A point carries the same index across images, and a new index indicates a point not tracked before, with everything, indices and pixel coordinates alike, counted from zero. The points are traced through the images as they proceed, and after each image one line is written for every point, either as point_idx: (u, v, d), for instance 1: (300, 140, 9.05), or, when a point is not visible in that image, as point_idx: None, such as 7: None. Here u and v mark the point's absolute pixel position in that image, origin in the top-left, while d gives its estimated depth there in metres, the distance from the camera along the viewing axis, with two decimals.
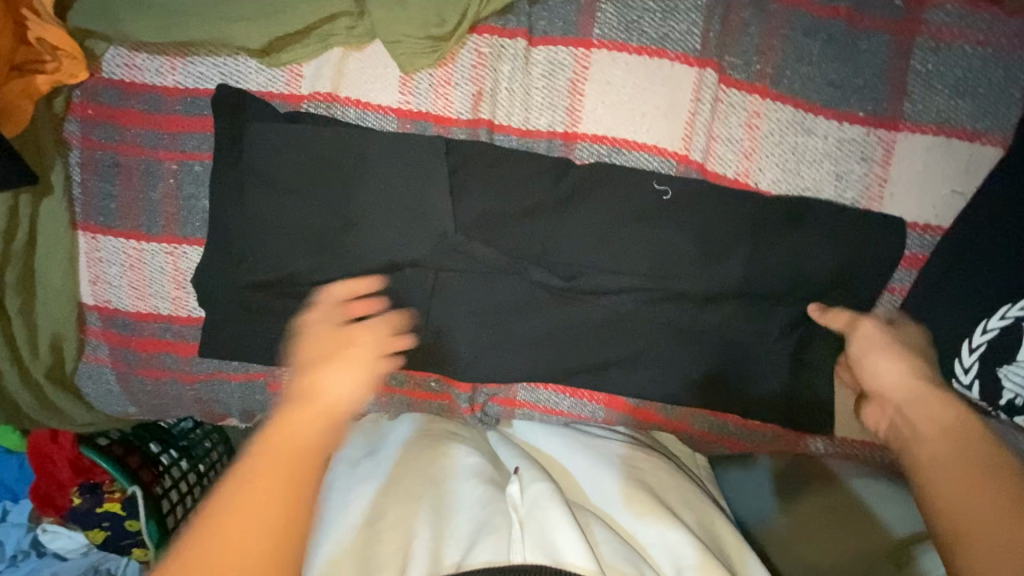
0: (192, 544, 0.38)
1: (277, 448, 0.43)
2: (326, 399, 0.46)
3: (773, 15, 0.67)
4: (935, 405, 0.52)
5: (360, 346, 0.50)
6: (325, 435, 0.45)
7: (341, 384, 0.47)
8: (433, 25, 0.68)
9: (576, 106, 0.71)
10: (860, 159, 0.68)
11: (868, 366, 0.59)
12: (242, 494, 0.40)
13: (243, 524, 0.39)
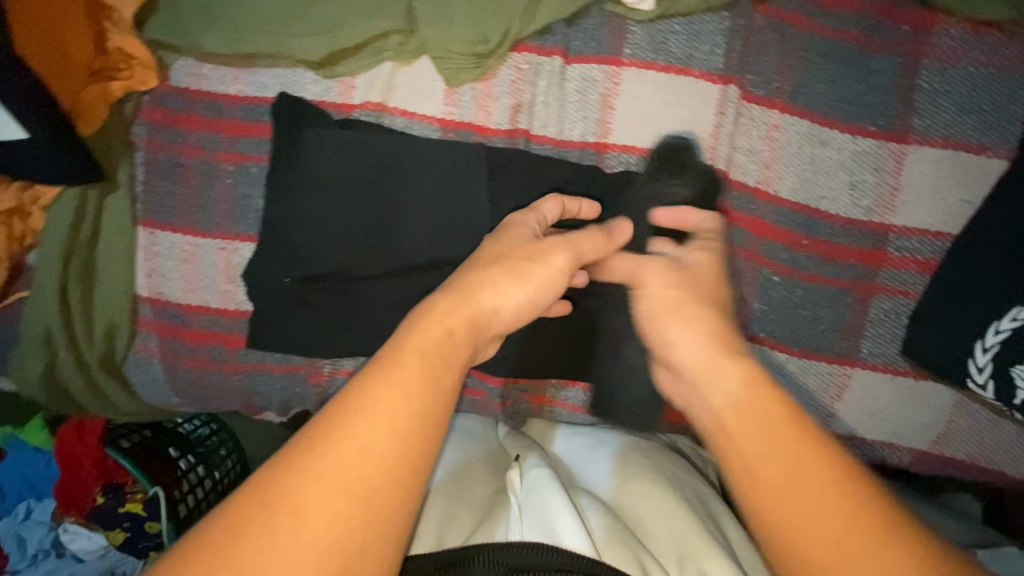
0: (339, 428, 0.43)
1: (425, 336, 0.49)
2: (483, 303, 0.54)
3: (788, 38, 0.73)
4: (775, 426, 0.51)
5: (541, 265, 0.58)
6: (467, 339, 0.52)
7: (508, 294, 0.56)
8: (478, 44, 0.75)
9: (607, 119, 0.76)
10: (873, 170, 0.73)
11: (666, 336, 0.60)
12: (402, 372, 0.46)
13: (398, 408, 0.44)
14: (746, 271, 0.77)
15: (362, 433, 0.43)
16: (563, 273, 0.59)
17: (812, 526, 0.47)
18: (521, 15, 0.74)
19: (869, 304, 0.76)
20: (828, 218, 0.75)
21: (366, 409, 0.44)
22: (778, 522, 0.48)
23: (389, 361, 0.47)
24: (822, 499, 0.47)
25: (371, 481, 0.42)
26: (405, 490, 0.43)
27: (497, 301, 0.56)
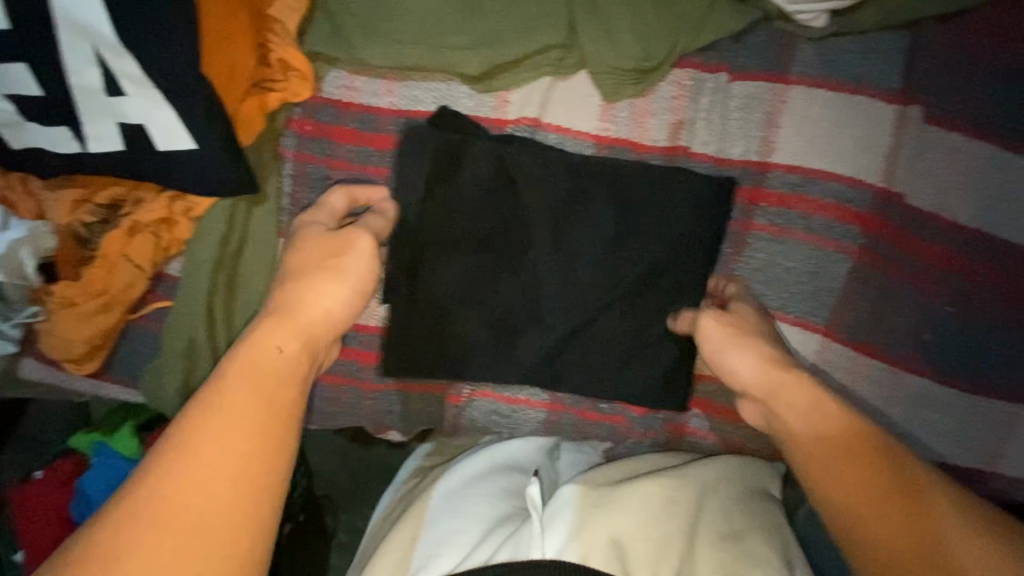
0: (186, 452, 0.46)
1: (254, 356, 0.53)
2: (310, 314, 0.59)
3: (972, 58, 0.70)
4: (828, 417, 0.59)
5: (351, 257, 0.63)
6: (305, 351, 0.56)
7: (333, 300, 0.61)
8: (641, 57, 0.72)
9: (772, 138, 0.73)
10: None
11: (725, 363, 0.67)
12: (232, 398, 0.50)
13: (227, 432, 0.48)
14: (918, 299, 0.73)
15: (209, 464, 0.46)
16: (370, 258, 0.64)
17: (871, 497, 0.53)
18: (688, 30, 0.72)
19: None
20: (1012, 245, 0.71)
21: (205, 436, 0.47)
22: (843, 503, 0.55)
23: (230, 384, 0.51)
24: (889, 486, 0.53)
25: (215, 501, 0.45)
26: (253, 513, 0.46)
27: (308, 302, 0.60)
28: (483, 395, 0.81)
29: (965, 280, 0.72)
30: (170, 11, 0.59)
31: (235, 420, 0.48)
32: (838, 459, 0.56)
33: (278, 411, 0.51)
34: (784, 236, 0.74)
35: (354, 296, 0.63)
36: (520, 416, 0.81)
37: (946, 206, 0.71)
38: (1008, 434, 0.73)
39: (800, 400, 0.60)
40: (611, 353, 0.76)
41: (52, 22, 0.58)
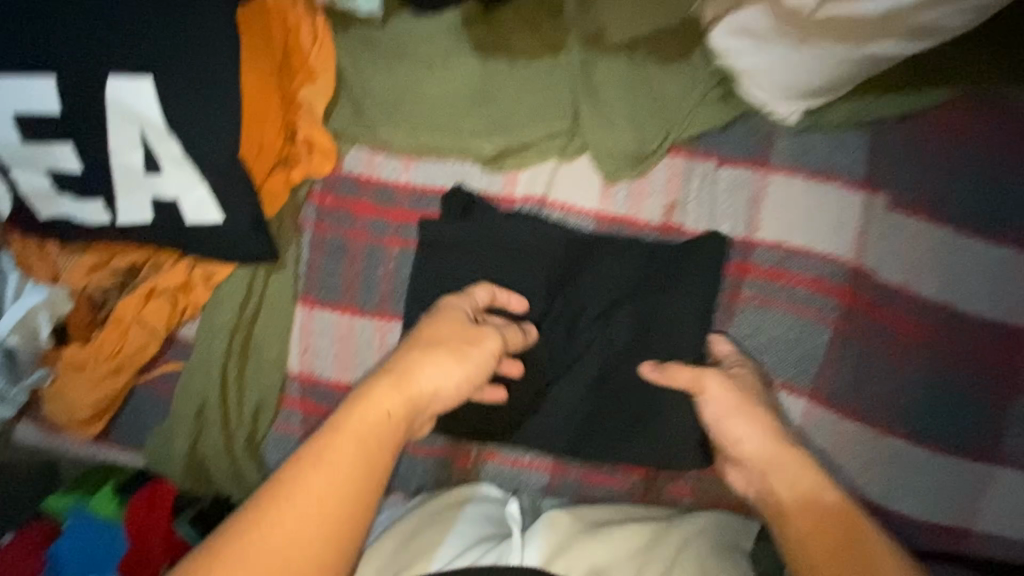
0: (283, 501, 0.49)
1: (361, 416, 0.55)
2: (415, 387, 0.58)
3: (928, 154, 0.79)
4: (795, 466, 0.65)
5: (476, 348, 0.63)
6: (404, 421, 0.56)
7: (442, 375, 0.59)
8: (637, 145, 0.80)
9: (756, 219, 0.81)
10: (1012, 276, 0.77)
11: (735, 434, 0.70)
12: (338, 458, 0.52)
13: (325, 489, 0.50)
14: (891, 366, 0.79)
15: (300, 513, 0.49)
16: (493, 357, 0.64)
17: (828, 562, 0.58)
18: (680, 123, 0.81)
19: (1015, 405, 0.78)
20: (972, 318, 0.78)
21: (301, 487, 0.50)
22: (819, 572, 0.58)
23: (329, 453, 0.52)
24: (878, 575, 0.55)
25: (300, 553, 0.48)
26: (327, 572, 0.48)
27: (423, 374, 0.58)
28: (489, 458, 0.82)
29: (930, 350, 0.79)
30: (208, 103, 0.64)
31: (332, 478, 0.51)
32: (825, 535, 0.59)
33: (372, 478, 0.53)
34: (770, 306, 0.81)
35: (462, 380, 0.61)
36: (523, 479, 0.82)
37: (911, 282, 0.79)
38: (976, 493, 0.78)
39: (806, 480, 0.64)
40: (609, 404, 0.79)
41: (100, 108, 0.63)
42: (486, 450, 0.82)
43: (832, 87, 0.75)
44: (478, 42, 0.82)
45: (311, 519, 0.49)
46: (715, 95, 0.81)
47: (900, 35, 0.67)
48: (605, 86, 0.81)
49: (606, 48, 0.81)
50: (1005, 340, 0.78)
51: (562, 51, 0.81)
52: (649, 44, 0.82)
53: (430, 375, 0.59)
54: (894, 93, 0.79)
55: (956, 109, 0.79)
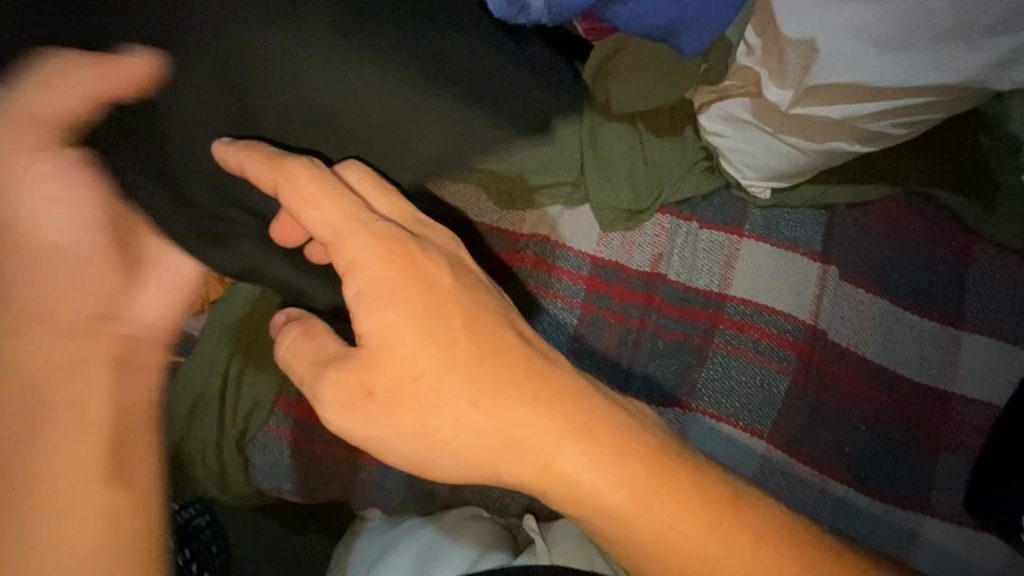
0: (418, 412, 0.57)
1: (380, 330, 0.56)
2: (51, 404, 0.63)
3: (872, 238, 0.94)
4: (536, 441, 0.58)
5: (293, 181, 0.56)
6: (412, 268, 0.57)
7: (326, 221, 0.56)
8: (633, 201, 0.92)
9: (730, 276, 0.93)
10: (937, 347, 0.91)
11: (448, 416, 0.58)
12: (363, 369, 0.56)
13: (402, 391, 0.56)
14: (838, 416, 0.90)
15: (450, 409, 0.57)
16: (321, 169, 0.57)
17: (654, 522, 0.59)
18: (670, 186, 0.93)
19: (939, 459, 0.89)
20: (903, 379, 0.90)
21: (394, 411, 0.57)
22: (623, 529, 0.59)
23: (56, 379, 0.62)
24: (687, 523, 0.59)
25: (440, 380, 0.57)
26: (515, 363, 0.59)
27: (305, 219, 0.56)
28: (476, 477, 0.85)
29: (872, 405, 0.90)
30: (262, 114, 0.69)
31: (415, 378, 0.56)
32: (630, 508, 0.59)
33: (443, 337, 0.57)
34: (738, 353, 0.91)
35: (352, 211, 0.56)
36: (506, 500, 0.86)
37: (855, 343, 0.91)
38: (907, 540, 0.87)
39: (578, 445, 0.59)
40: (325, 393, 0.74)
41: None
42: (474, 470, 0.85)
43: (796, 172, 0.90)
44: None
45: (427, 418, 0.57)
46: (701, 167, 0.94)
47: (851, 137, 0.83)
48: (608, 147, 0.93)
49: (611, 115, 0.93)
50: (930, 400, 0.90)
51: (574, 112, 0.93)
52: (648, 118, 0.95)
53: (342, 222, 0.56)
54: (849, 181, 0.93)
55: (893, 203, 0.95)
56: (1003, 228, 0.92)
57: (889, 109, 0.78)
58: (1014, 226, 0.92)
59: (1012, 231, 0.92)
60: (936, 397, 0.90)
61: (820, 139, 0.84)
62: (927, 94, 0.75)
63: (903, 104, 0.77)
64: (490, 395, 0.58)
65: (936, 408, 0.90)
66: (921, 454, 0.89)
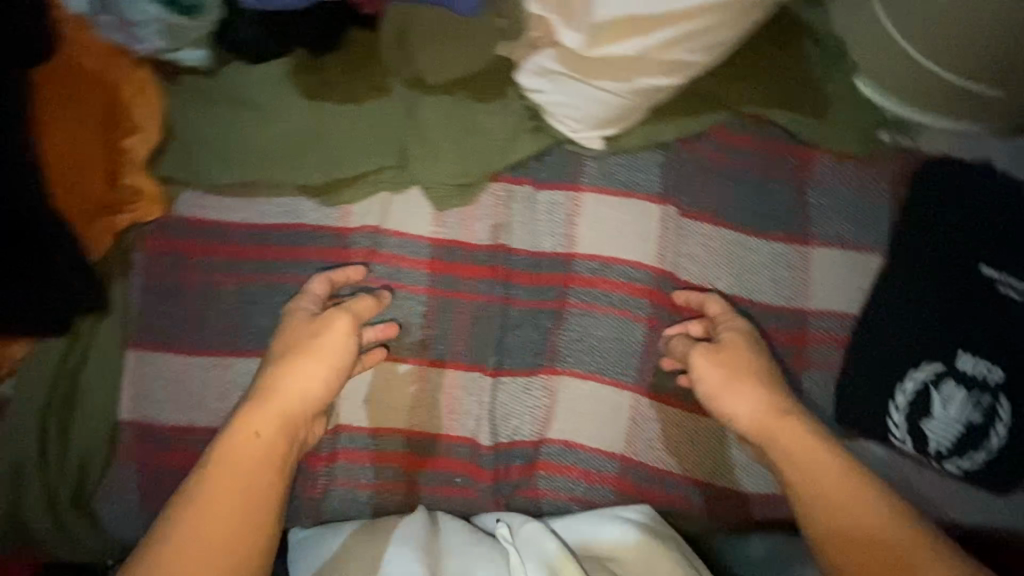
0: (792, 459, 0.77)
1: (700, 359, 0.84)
2: (286, 392, 0.72)
3: (708, 168, 0.92)
4: (856, 498, 0.72)
5: (326, 336, 0.76)
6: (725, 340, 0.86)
7: (304, 378, 0.73)
8: (461, 174, 0.88)
9: (573, 234, 0.91)
10: (787, 267, 0.90)
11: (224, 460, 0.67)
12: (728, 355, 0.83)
13: (812, 464, 0.76)
14: None
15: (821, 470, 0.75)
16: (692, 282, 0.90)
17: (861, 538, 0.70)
18: (498, 152, 0.90)
19: (804, 378, 0.90)
20: (759, 306, 0.90)
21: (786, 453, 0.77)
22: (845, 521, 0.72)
23: (298, 340, 0.76)
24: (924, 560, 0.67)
25: (827, 470, 0.75)
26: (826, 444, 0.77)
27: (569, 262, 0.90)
28: (343, 484, 0.88)
29: (732, 337, 0.90)
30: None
31: (812, 454, 0.76)
32: (845, 505, 0.72)
33: (802, 443, 0.77)
34: (593, 310, 0.90)
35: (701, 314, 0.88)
36: (385, 498, 0.88)
37: (707, 279, 0.90)
38: None
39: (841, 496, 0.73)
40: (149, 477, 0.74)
41: None
42: (338, 478, 0.88)
43: (621, 115, 0.87)
44: (309, 86, 0.88)
45: (813, 467, 0.76)
46: (528, 126, 0.91)
47: (658, 70, 0.79)
48: (428, 122, 0.89)
49: (428, 88, 0.89)
50: (789, 322, 0.90)
51: (385, 92, 0.88)
52: (467, 84, 0.90)
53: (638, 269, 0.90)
54: (679, 117, 0.91)
55: (728, 129, 0.93)
56: (835, 138, 0.91)
57: (680, 35, 0.74)
58: (844, 135, 0.91)
59: (843, 140, 0.91)
60: (794, 318, 0.90)
61: (629, 79, 0.81)
62: (717, 10, 0.71)
63: (694, 26, 0.73)
64: (738, 381, 0.82)
65: (796, 329, 0.90)
66: (786, 375, 0.90)
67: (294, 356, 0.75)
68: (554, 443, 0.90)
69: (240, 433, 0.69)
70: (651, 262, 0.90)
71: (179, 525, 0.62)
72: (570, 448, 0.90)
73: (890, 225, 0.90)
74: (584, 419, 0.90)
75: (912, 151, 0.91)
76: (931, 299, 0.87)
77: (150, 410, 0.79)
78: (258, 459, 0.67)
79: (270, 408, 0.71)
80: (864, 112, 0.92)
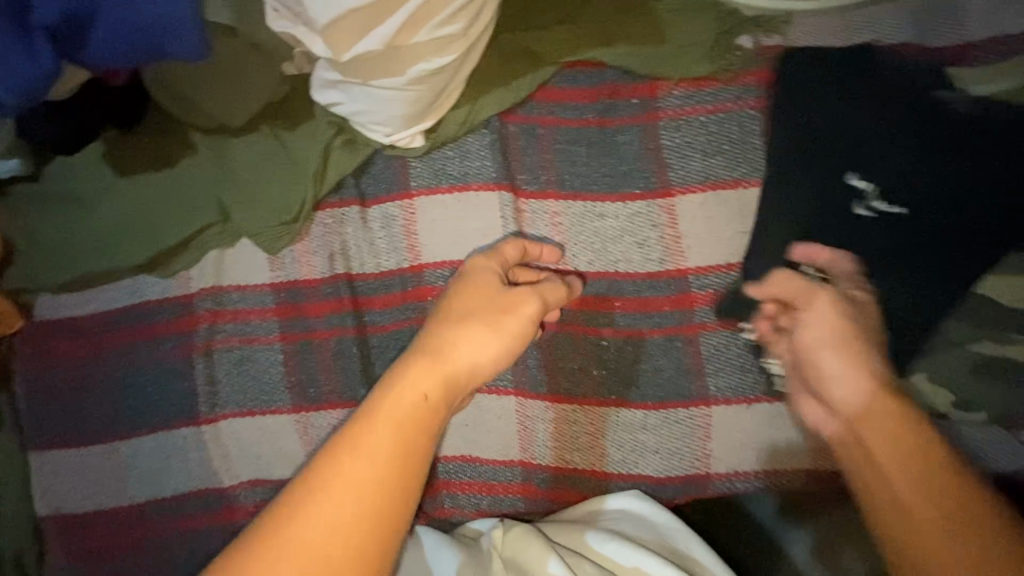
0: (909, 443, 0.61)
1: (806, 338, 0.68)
2: (453, 361, 0.63)
3: (541, 137, 0.81)
4: (915, 456, 0.61)
5: (510, 315, 0.67)
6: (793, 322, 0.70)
7: (480, 348, 0.64)
8: (285, 213, 0.84)
9: (415, 244, 0.85)
10: (653, 226, 0.78)
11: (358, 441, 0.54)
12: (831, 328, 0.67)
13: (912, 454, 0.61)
14: (577, 340, 0.82)
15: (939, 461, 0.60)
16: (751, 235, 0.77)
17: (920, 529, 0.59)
18: (316, 179, 0.85)
19: (700, 344, 0.80)
20: (630, 276, 0.80)
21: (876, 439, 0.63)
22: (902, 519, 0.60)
23: (462, 297, 0.68)
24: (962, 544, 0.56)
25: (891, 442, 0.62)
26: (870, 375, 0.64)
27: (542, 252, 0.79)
28: None
29: (606, 316, 0.81)
30: None
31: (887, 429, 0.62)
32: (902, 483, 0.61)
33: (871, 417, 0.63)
34: None
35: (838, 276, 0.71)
36: None
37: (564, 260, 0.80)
38: (697, 437, 0.81)
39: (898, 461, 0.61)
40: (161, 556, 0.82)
41: None
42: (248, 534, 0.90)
43: (423, 107, 0.78)
44: (121, 164, 0.87)
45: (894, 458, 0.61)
46: (339, 142, 0.85)
47: (421, 55, 0.70)
48: (242, 166, 0.86)
49: (234, 131, 0.86)
50: (667, 286, 0.79)
51: (194, 149, 0.87)
52: (270, 117, 0.86)
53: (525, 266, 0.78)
54: (493, 89, 0.80)
55: (555, 86, 0.81)
56: (677, 62, 0.77)
57: (414, 12, 0.65)
58: (688, 56, 0.76)
59: (689, 62, 0.76)
60: (672, 280, 0.79)
61: (401, 72, 0.72)
62: None
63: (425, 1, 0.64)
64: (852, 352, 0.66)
65: (676, 292, 0.79)
66: (674, 345, 0.80)
67: (466, 321, 0.66)
68: (449, 461, 0.87)
69: (396, 386, 0.58)
70: None
71: (340, 463, 0.53)
72: (467, 463, 0.86)
73: (764, 148, 0.75)
74: (471, 434, 0.85)
75: (783, 49, 0.76)
76: (824, 226, 0.72)
77: (66, 501, 0.86)
78: (418, 421, 0.57)
79: (435, 368, 0.61)
80: (709, 21, 0.76)
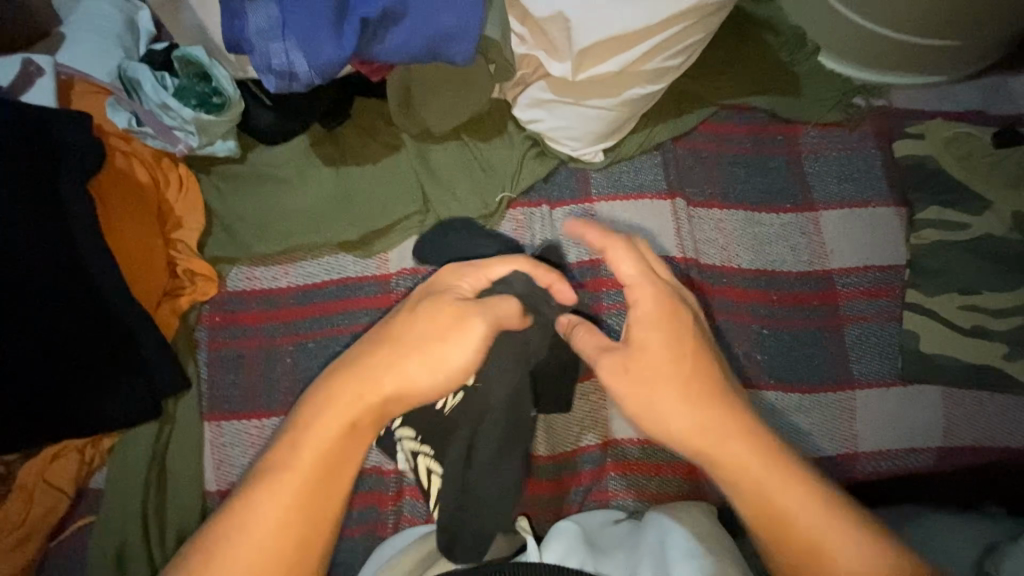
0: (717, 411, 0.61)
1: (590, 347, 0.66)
2: (382, 386, 0.58)
3: (706, 160, 0.99)
4: (714, 426, 0.60)
5: (454, 342, 0.60)
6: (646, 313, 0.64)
7: (428, 369, 0.59)
8: (483, 207, 0.96)
9: (594, 241, 0.97)
10: (802, 234, 0.96)
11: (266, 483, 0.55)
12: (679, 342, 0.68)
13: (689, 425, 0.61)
14: (740, 328, 0.93)
15: (717, 433, 0.60)
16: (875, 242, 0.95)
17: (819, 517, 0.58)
18: (511, 181, 0.97)
19: (845, 333, 0.94)
20: (783, 274, 0.95)
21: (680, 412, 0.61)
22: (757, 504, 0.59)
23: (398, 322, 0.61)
24: (818, 512, 0.58)
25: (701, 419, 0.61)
26: (672, 361, 0.62)
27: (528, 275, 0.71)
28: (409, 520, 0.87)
29: (765, 308, 0.94)
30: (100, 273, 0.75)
31: (662, 391, 0.61)
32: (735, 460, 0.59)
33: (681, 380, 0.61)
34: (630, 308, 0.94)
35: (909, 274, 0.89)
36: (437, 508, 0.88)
37: (727, 258, 0.95)
38: (847, 417, 0.92)
39: (707, 434, 0.60)
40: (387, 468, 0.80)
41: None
42: (405, 516, 0.88)
43: (616, 127, 0.93)
44: (328, 158, 0.95)
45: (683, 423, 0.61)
46: (532, 153, 0.98)
47: (640, 81, 0.86)
48: (443, 166, 0.97)
49: (437, 137, 0.97)
50: (811, 284, 0.95)
51: (398, 149, 0.97)
52: (470, 128, 0.99)
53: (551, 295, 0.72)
54: (668, 119, 0.98)
55: (715, 121, 1.00)
56: (814, 110, 0.99)
57: (654, 47, 0.80)
58: (822, 106, 0.98)
59: (824, 111, 0.98)
60: (816, 279, 0.95)
61: (616, 94, 0.87)
62: (683, 20, 0.77)
63: (667, 35, 0.79)
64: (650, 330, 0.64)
65: (820, 289, 0.95)
66: (821, 335, 0.94)
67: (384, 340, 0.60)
68: (619, 443, 0.92)
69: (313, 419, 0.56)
70: (671, 250, 0.94)
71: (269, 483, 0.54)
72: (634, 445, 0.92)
73: (886, 179, 0.97)
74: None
75: (888, 109, 1.00)
76: (939, 238, 0.92)
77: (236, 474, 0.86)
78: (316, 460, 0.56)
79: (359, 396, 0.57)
80: (837, 83, 0.99)
